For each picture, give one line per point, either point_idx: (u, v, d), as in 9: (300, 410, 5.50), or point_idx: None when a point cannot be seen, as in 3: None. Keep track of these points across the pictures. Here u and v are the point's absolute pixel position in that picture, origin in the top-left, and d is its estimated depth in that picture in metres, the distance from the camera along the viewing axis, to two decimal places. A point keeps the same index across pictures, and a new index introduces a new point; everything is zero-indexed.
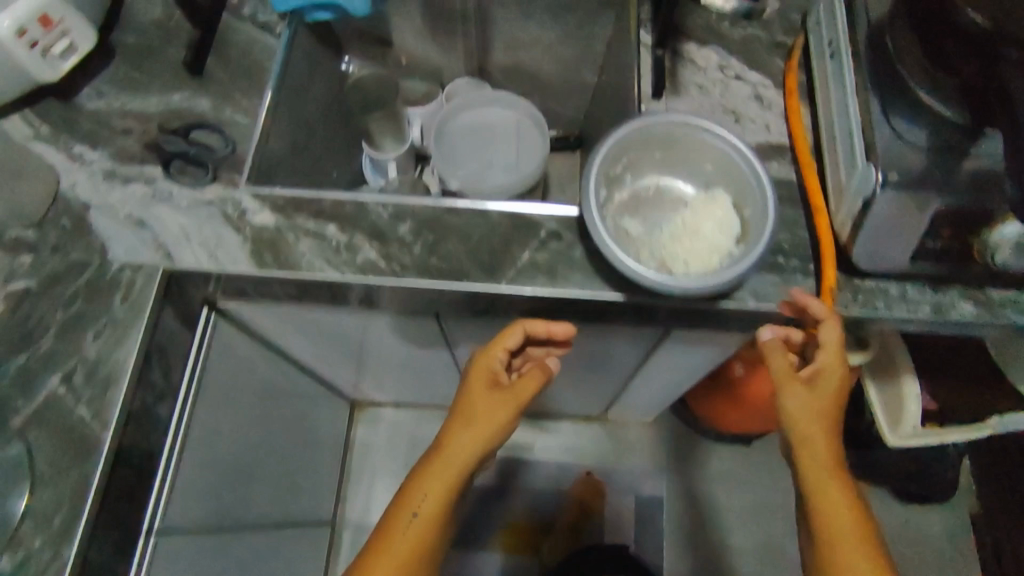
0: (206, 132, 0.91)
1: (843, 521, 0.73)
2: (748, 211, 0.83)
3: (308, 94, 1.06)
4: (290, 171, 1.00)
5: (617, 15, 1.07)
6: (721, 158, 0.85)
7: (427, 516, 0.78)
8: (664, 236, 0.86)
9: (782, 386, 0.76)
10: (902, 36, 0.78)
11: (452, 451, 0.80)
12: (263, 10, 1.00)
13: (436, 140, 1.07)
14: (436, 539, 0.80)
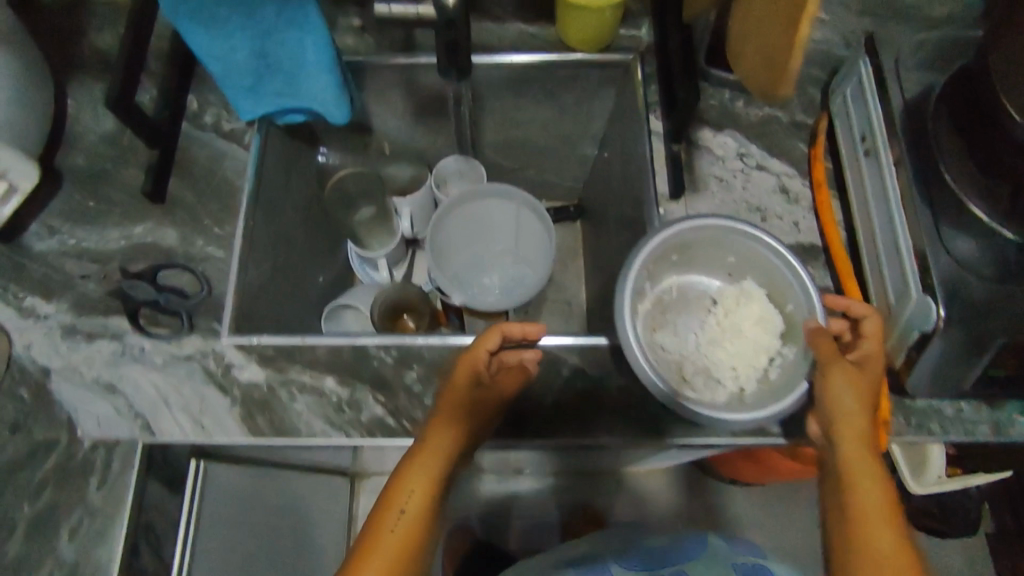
0: (176, 271, 0.80)
1: (880, 527, 0.63)
2: (791, 306, 0.76)
3: (285, 201, 0.95)
4: (274, 294, 0.90)
5: (620, 91, 0.98)
6: (747, 255, 0.78)
7: (405, 541, 0.65)
8: (705, 351, 0.78)
9: (830, 362, 0.68)
10: (949, 144, 0.72)
11: (426, 457, 0.68)
12: (227, 117, 0.88)
13: (434, 244, 0.99)
14: (426, 544, 0.67)
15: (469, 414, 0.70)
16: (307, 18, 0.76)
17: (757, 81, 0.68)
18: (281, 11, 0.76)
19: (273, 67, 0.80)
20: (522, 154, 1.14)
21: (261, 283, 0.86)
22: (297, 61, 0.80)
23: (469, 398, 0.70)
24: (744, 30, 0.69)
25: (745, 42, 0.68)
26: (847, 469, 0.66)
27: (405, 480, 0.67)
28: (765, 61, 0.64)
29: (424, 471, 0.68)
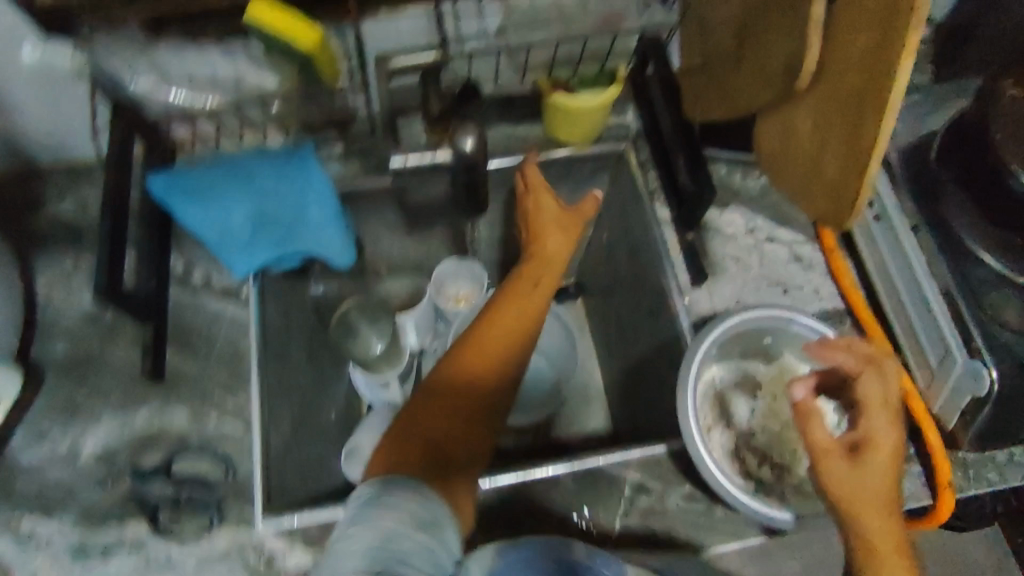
0: (192, 458, 0.73)
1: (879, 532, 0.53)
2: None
3: (289, 347, 0.89)
4: (296, 452, 0.83)
5: (613, 178, 0.97)
6: (786, 336, 0.76)
7: (441, 409, 0.63)
8: (762, 440, 0.76)
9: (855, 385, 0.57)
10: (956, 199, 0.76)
11: (441, 378, 0.65)
12: (218, 274, 0.83)
13: None
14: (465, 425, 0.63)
15: (498, 359, 0.66)
16: (306, 175, 0.77)
17: (797, 196, 0.69)
18: (282, 174, 0.77)
19: (269, 221, 0.77)
20: (517, 247, 1.12)
21: (284, 447, 0.80)
22: (299, 213, 0.77)
23: (494, 345, 0.66)
24: (776, 144, 0.70)
25: (781, 156, 0.69)
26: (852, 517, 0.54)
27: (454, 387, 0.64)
28: (816, 176, 0.65)
29: (475, 443, 0.63)
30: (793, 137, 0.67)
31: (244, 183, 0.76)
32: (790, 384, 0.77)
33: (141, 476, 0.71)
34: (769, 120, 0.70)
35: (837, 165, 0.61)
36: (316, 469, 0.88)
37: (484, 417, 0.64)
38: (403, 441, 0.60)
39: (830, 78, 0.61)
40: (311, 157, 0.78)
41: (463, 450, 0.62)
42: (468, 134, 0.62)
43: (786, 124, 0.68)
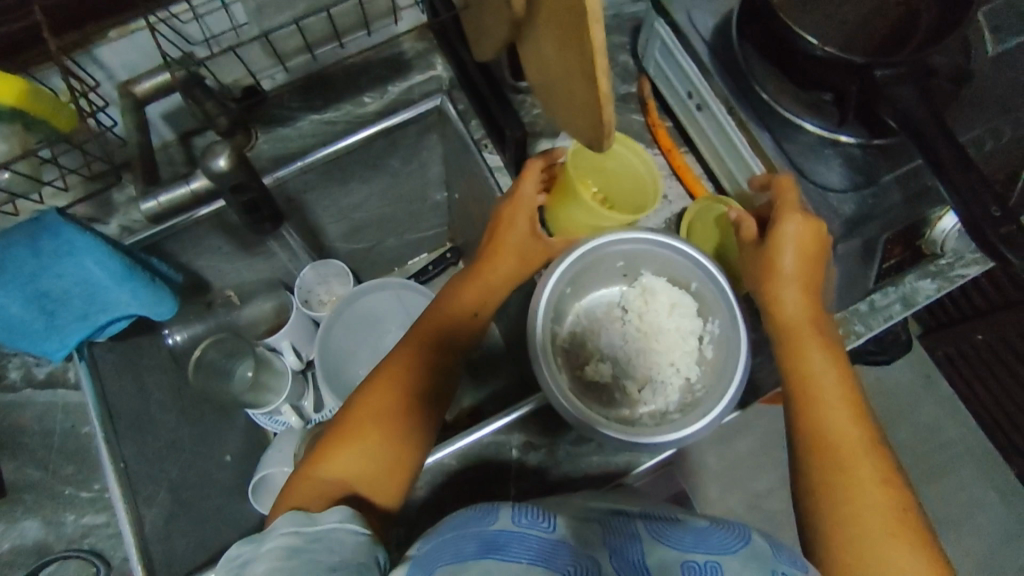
0: (57, 565, 0.68)
1: (911, 557, 0.53)
2: (695, 285, 0.73)
3: (149, 409, 0.82)
4: (188, 516, 0.78)
5: (442, 135, 0.92)
6: (636, 253, 0.74)
7: (380, 415, 0.63)
8: (640, 363, 0.75)
9: (800, 333, 0.65)
10: (768, 77, 0.72)
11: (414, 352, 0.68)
12: (35, 362, 0.75)
13: (326, 374, 0.89)
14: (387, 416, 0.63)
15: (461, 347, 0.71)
16: (67, 240, 0.65)
17: (572, 123, 0.58)
18: (35, 249, 0.64)
19: (58, 298, 0.68)
20: (378, 229, 1.06)
21: (167, 518, 0.75)
22: (85, 279, 0.68)
23: (477, 296, 0.73)
24: (539, 68, 0.55)
25: (549, 78, 0.53)
26: (833, 437, 0.59)
27: (395, 395, 0.64)
28: (572, 101, 0.51)
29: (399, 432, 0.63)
30: (547, 70, 0.52)
31: None
32: (652, 302, 0.75)
33: None
34: (524, 47, 0.55)
35: (573, 91, 0.49)
36: (215, 522, 0.82)
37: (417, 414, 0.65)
38: (329, 482, 0.59)
39: (546, 14, 0.44)
40: (62, 220, 0.65)
41: (358, 455, 0.61)
42: (218, 153, 0.57)
43: (535, 56, 0.53)
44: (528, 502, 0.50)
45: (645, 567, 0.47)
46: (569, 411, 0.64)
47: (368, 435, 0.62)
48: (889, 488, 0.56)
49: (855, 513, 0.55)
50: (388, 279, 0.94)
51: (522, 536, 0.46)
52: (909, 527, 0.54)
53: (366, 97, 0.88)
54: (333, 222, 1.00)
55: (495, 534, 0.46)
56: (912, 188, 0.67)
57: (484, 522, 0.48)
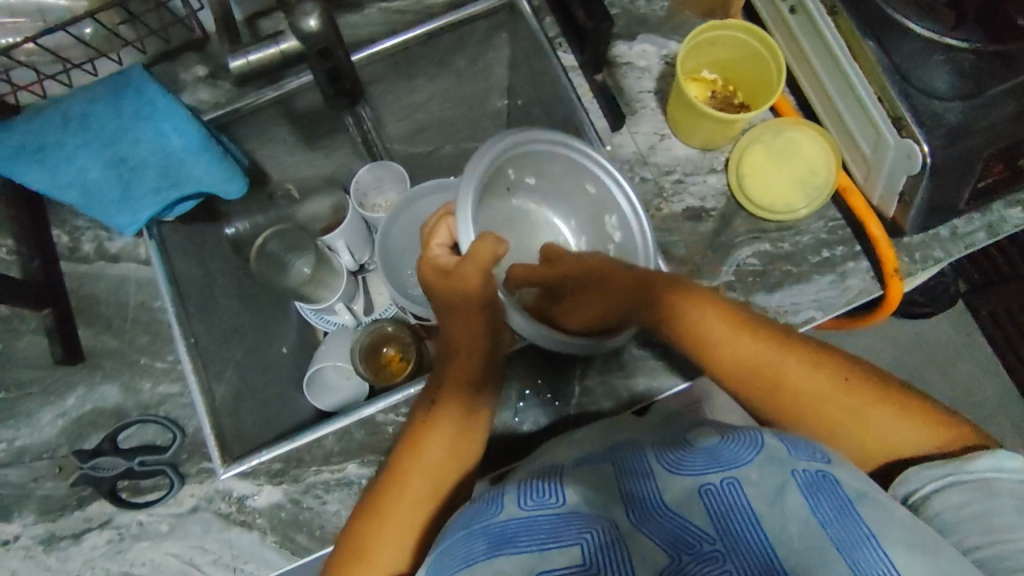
0: (134, 428, 0.70)
1: (908, 435, 0.54)
2: (594, 188, 0.72)
3: (213, 294, 0.83)
4: (251, 396, 0.80)
5: (512, 34, 0.88)
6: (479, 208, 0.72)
7: (403, 510, 0.59)
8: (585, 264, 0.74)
9: (725, 328, 0.59)
10: None
11: (428, 430, 0.63)
12: (107, 236, 0.77)
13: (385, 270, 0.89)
14: (417, 499, 0.60)
15: (480, 393, 0.65)
16: (146, 100, 0.66)
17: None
18: (118, 108, 0.66)
19: (135, 166, 0.69)
20: (434, 135, 1.04)
21: (234, 397, 0.76)
22: (161, 146, 0.68)
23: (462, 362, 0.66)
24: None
25: None
26: (815, 395, 0.57)
27: (393, 491, 0.60)
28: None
29: (421, 500, 0.59)
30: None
31: (79, 127, 0.65)
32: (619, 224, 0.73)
33: (87, 459, 0.68)
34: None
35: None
36: (277, 407, 0.83)
37: (437, 479, 0.60)
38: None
39: None
40: (145, 79, 0.66)
41: (390, 542, 0.58)
42: (309, 13, 0.53)
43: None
44: (534, 484, 0.51)
45: (664, 503, 0.46)
46: (532, 333, 0.64)
47: (388, 518, 0.58)
48: (847, 381, 0.57)
49: (836, 423, 0.56)
50: (450, 180, 0.92)
51: (530, 518, 0.46)
52: (875, 388, 0.57)
53: None
54: (392, 123, 0.97)
55: (502, 523, 0.46)
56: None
57: (490, 514, 0.48)
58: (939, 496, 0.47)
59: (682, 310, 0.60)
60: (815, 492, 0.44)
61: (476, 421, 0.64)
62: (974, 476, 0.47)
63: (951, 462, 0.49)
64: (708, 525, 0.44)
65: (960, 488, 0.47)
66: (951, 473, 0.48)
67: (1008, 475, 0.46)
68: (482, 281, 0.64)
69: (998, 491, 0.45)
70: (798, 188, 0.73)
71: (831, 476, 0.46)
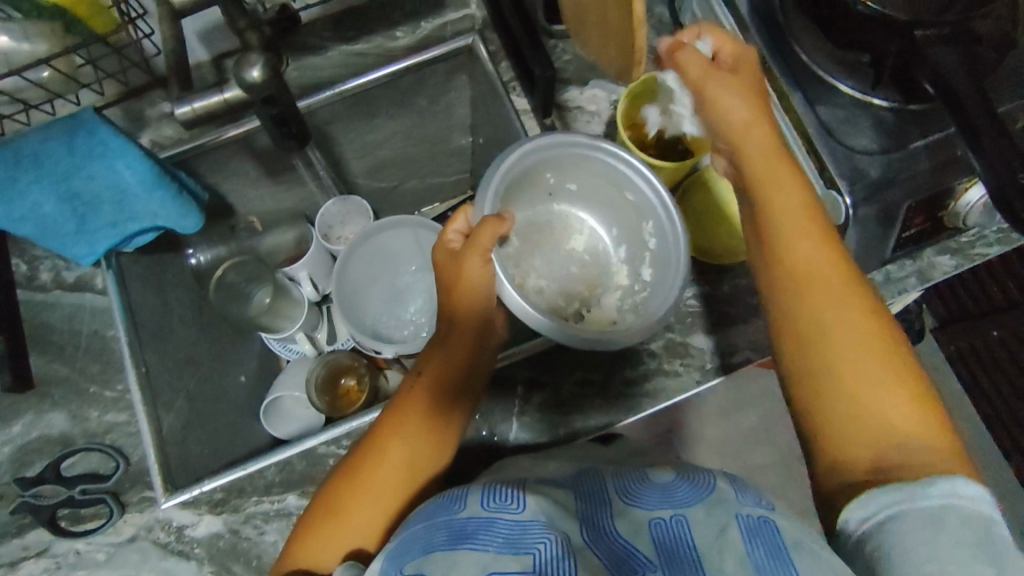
0: (78, 455, 0.71)
1: (902, 414, 0.54)
2: (632, 197, 0.73)
3: (170, 323, 0.85)
4: (203, 424, 0.81)
5: (471, 76, 0.91)
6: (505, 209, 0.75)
7: (374, 480, 0.63)
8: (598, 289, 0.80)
9: (803, 223, 0.62)
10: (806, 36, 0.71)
11: (404, 409, 0.67)
12: (66, 266, 0.79)
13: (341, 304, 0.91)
14: (392, 471, 0.64)
15: (465, 395, 0.69)
16: (100, 139, 0.68)
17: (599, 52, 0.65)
18: (70, 146, 0.68)
19: (91, 201, 0.71)
20: (399, 169, 1.06)
21: (182, 425, 0.77)
22: (115, 182, 0.70)
23: (448, 365, 0.70)
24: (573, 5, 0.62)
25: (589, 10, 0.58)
26: (827, 336, 0.57)
27: (370, 460, 0.64)
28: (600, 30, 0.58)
29: (392, 475, 0.64)
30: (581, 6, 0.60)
31: (32, 164, 0.67)
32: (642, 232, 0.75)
33: (29, 486, 0.69)
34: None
35: (605, 20, 0.55)
36: (228, 436, 0.84)
37: (415, 456, 0.65)
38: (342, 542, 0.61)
39: None
40: (99, 120, 0.68)
41: (358, 510, 0.62)
42: (252, 63, 0.57)
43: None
44: (500, 485, 0.50)
45: (618, 533, 0.47)
46: (552, 332, 0.64)
47: (365, 484, 0.63)
48: (880, 347, 0.56)
49: (844, 387, 0.55)
50: (406, 217, 0.92)
51: (490, 521, 0.47)
52: (899, 370, 0.56)
53: (399, 31, 0.88)
54: (357, 158, 1.00)
55: (463, 521, 0.47)
56: (941, 156, 0.66)
57: (452, 510, 0.49)
58: (884, 531, 0.44)
59: (779, 208, 0.63)
60: (754, 537, 0.46)
61: (456, 411, 0.68)
62: (924, 505, 0.44)
63: (902, 489, 0.45)
64: (651, 552, 0.46)
65: (907, 522, 0.43)
66: (899, 502, 0.45)
67: (959, 506, 0.43)
68: (485, 268, 0.69)
69: (946, 525, 0.42)
70: None
71: (772, 521, 0.47)
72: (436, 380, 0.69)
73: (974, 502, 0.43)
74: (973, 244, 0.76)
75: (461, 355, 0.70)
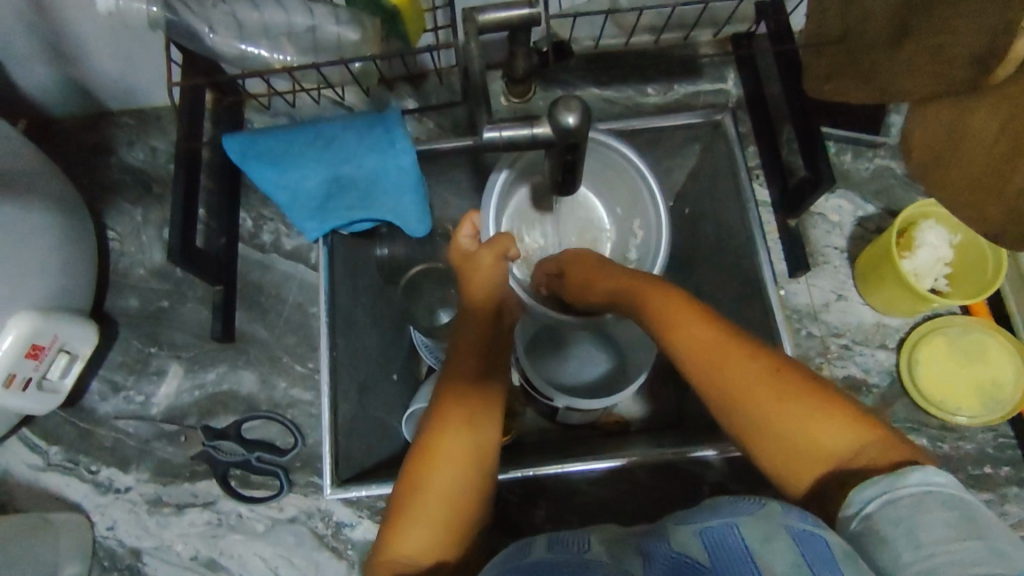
0: (260, 421, 0.72)
1: (842, 444, 0.48)
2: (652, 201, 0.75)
3: (356, 311, 0.85)
4: (366, 419, 0.81)
5: (706, 150, 0.87)
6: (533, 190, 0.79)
7: (446, 466, 0.58)
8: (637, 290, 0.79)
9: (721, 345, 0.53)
10: None
11: (451, 384, 0.63)
12: (287, 233, 0.81)
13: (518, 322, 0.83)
14: (446, 458, 0.58)
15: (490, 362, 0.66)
16: (389, 137, 0.69)
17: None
18: (362, 136, 0.70)
19: (345, 184, 0.72)
20: None
21: (352, 416, 0.78)
22: (378, 176, 0.71)
23: (478, 331, 0.67)
24: (942, 134, 0.52)
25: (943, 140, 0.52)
26: (760, 411, 0.50)
27: (432, 445, 0.59)
28: (981, 187, 0.50)
29: (452, 462, 0.58)
30: (955, 128, 0.51)
31: (321, 141, 0.69)
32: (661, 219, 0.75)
33: (211, 437, 0.71)
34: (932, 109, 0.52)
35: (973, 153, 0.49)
36: (383, 434, 0.84)
37: (474, 444, 0.59)
38: (435, 526, 0.55)
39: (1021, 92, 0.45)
40: (399, 120, 0.70)
41: (427, 512, 0.56)
42: (571, 109, 0.56)
43: (954, 117, 0.50)
44: (565, 532, 0.49)
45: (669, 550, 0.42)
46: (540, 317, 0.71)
47: (431, 469, 0.57)
48: (773, 395, 0.50)
49: (808, 445, 0.48)
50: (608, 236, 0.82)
51: (559, 562, 0.44)
52: (784, 387, 0.50)
53: (651, 87, 0.87)
54: None
55: (533, 564, 0.44)
56: None
57: (521, 555, 0.47)
58: (891, 515, 0.39)
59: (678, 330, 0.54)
60: (808, 542, 0.40)
61: (496, 373, 0.66)
62: (904, 495, 0.40)
63: (885, 477, 0.41)
64: (704, 558, 0.40)
65: (896, 509, 0.40)
66: (888, 491, 0.40)
67: (941, 488, 0.39)
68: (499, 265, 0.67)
69: (931, 510, 0.39)
70: (978, 396, 0.70)
71: (820, 534, 0.41)
72: (483, 344, 0.66)
73: (953, 483, 0.40)
74: None
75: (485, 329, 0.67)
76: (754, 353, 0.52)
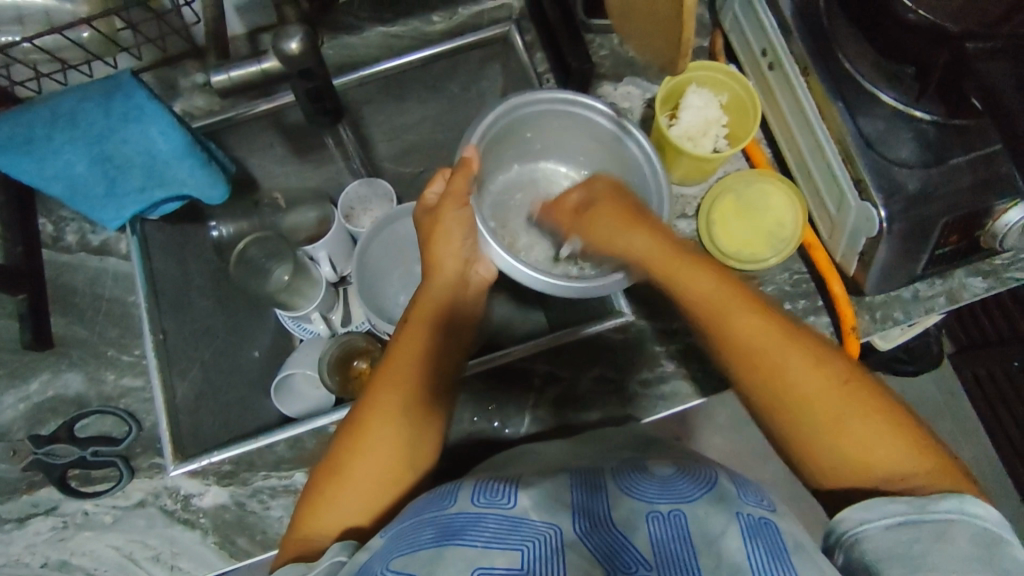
0: (92, 418, 0.71)
1: (891, 450, 0.49)
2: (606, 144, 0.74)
3: (189, 293, 0.84)
4: (217, 395, 0.81)
5: (505, 67, 0.89)
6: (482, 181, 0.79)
7: (375, 447, 0.58)
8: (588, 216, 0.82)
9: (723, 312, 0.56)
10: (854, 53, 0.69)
11: (399, 352, 0.63)
12: (91, 229, 0.79)
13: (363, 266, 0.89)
14: (382, 439, 0.59)
15: (441, 335, 0.66)
16: (134, 103, 0.68)
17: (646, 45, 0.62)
18: (106, 109, 0.68)
19: (121, 164, 0.72)
20: (426, 157, 1.04)
21: (196, 394, 0.78)
22: (151, 149, 0.71)
23: (433, 308, 0.67)
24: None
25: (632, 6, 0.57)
26: (796, 395, 0.52)
27: (361, 425, 0.59)
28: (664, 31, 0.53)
29: (382, 443, 0.58)
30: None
31: (65, 125, 0.67)
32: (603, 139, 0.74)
33: (41, 444, 0.69)
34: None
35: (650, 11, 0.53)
36: (242, 409, 0.83)
37: (410, 425, 0.60)
38: (354, 508, 0.56)
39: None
40: (134, 82, 0.68)
41: (349, 492, 0.57)
42: (292, 36, 0.57)
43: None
44: (493, 483, 0.48)
45: (613, 524, 0.44)
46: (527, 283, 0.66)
47: (360, 450, 0.58)
48: (836, 396, 0.51)
49: (851, 457, 0.50)
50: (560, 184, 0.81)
51: (479, 516, 0.44)
52: (868, 398, 0.51)
53: (436, 15, 0.85)
54: (383, 142, 0.99)
55: (452, 517, 0.45)
56: (987, 177, 0.64)
57: (443, 507, 0.47)
58: (904, 531, 0.41)
59: (696, 282, 0.58)
60: (755, 535, 0.42)
61: (447, 352, 0.66)
62: (931, 519, 0.42)
63: (918, 501, 0.43)
64: (648, 551, 0.41)
65: (911, 530, 0.41)
66: (914, 513, 0.42)
67: (972, 521, 0.41)
68: (463, 214, 0.68)
69: (956, 540, 0.40)
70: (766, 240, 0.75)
71: (772, 522, 0.44)
72: (439, 323, 0.67)
73: (990, 523, 0.41)
74: (1006, 268, 0.74)
75: (438, 306, 0.67)
76: (788, 337, 0.54)
